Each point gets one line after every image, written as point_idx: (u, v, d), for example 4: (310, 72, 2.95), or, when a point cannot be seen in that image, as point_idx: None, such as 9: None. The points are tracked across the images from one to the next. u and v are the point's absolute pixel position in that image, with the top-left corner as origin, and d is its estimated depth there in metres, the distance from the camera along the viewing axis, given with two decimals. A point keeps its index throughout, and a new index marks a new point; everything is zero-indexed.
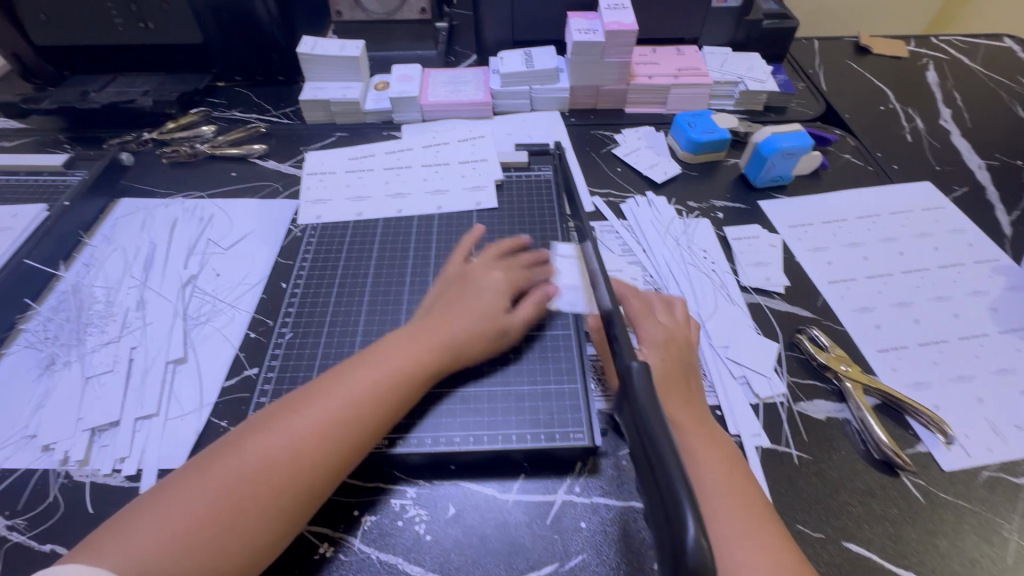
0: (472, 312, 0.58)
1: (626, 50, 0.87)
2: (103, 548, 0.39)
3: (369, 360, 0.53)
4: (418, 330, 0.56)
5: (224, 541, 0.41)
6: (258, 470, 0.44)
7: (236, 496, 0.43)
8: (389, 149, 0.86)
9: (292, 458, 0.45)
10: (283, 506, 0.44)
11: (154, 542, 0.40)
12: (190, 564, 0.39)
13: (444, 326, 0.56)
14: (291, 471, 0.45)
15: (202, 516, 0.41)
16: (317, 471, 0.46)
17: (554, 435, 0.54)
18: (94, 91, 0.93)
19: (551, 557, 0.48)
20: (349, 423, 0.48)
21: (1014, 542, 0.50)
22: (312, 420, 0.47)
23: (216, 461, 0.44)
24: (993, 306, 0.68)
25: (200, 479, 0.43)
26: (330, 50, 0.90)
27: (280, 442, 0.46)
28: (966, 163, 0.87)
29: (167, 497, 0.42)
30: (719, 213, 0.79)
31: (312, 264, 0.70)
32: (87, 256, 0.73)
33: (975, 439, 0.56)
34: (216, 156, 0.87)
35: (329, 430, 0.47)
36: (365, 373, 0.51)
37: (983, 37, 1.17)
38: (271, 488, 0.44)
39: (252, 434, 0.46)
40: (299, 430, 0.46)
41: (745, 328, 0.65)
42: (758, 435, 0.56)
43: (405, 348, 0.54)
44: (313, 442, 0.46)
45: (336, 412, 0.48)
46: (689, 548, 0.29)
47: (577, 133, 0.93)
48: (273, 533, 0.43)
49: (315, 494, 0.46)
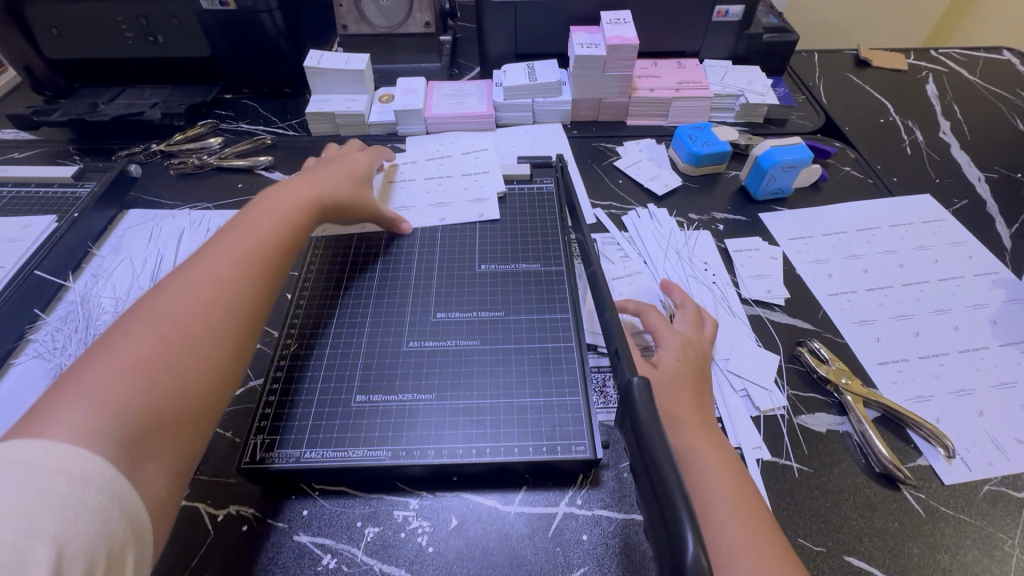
0: (325, 187, 0.66)
1: (627, 64, 0.88)
2: (47, 417, 0.35)
3: (260, 215, 0.58)
4: (289, 189, 0.63)
5: (187, 362, 0.42)
6: (202, 300, 0.46)
7: (187, 331, 0.44)
8: (392, 161, 0.87)
9: (227, 284, 0.49)
10: (231, 329, 0.47)
11: (105, 398, 0.37)
12: (156, 394, 0.39)
13: (314, 183, 0.65)
14: (227, 292, 0.48)
15: (156, 347, 0.41)
16: (253, 272, 0.51)
17: (556, 448, 0.54)
18: (104, 104, 0.95)
19: (552, 570, 0.49)
20: (268, 254, 0.54)
21: (1016, 557, 0.50)
22: (235, 253, 0.52)
23: (148, 313, 0.44)
24: (993, 319, 0.68)
25: (139, 328, 0.42)
26: (336, 64, 0.91)
27: (211, 279, 0.48)
28: (966, 176, 0.88)
29: (90, 370, 0.39)
30: (720, 225, 0.80)
31: (316, 273, 0.70)
32: (95, 267, 0.74)
33: (976, 453, 0.56)
34: (223, 168, 0.89)
35: (256, 248, 0.53)
36: (268, 219, 0.57)
37: (982, 50, 1.18)
38: (217, 313, 0.46)
39: (173, 284, 0.47)
40: (224, 263, 0.50)
41: (746, 341, 0.65)
42: (759, 447, 0.56)
43: (286, 197, 0.61)
44: (241, 266, 0.51)
45: (243, 256, 0.52)
46: (689, 563, 0.29)
47: (578, 145, 0.94)
48: (227, 359, 0.46)
49: (254, 305, 0.50)
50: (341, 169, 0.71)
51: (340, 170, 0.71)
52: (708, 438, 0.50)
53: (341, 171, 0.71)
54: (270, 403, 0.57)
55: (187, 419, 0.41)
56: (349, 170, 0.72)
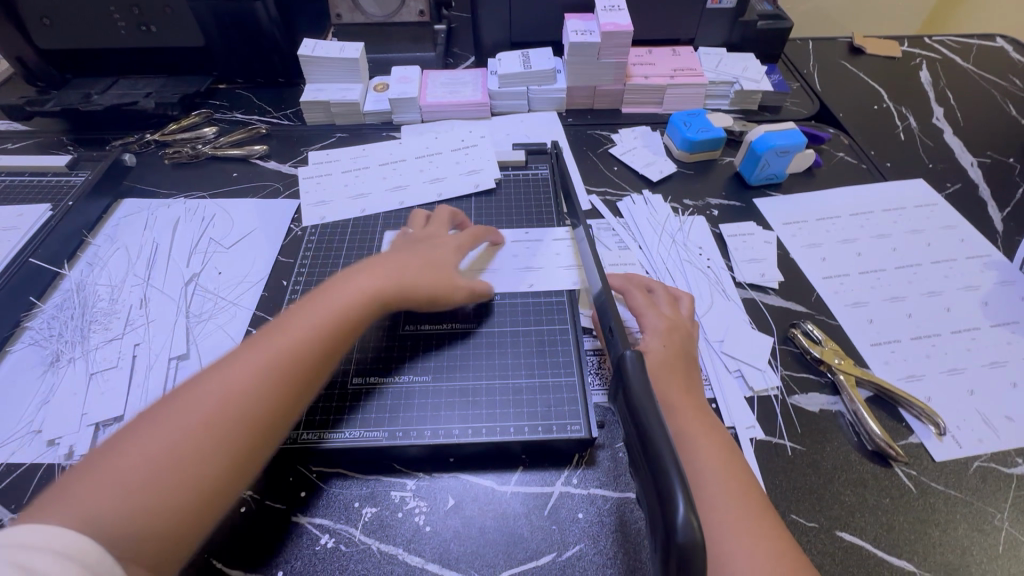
0: (399, 269, 0.58)
1: (622, 51, 0.88)
2: (66, 497, 0.35)
3: (320, 296, 0.53)
4: (362, 269, 0.57)
5: (190, 473, 0.39)
6: (226, 400, 0.43)
7: (201, 435, 0.41)
8: (386, 148, 0.86)
9: (256, 386, 0.44)
10: (249, 438, 0.43)
11: (120, 485, 0.37)
12: (173, 487, 0.38)
13: (390, 264, 0.58)
14: (279, 376, 0.46)
15: (163, 456, 0.39)
16: (293, 371, 0.46)
17: (552, 427, 0.55)
18: (97, 94, 0.94)
19: (548, 548, 0.49)
20: (308, 348, 0.48)
21: (1005, 531, 0.51)
22: (277, 345, 0.47)
23: (172, 407, 0.42)
24: (984, 301, 0.68)
25: (158, 425, 0.41)
26: (331, 52, 0.91)
27: (241, 376, 0.44)
28: (959, 161, 0.89)
29: (125, 446, 0.39)
30: (714, 210, 0.80)
31: (312, 263, 0.71)
32: (90, 255, 0.74)
33: (967, 430, 0.57)
34: (218, 157, 0.89)
35: (296, 343, 0.48)
36: (320, 303, 0.52)
37: (976, 37, 1.18)
38: (239, 420, 0.43)
39: (207, 375, 0.45)
40: (261, 357, 0.46)
41: (740, 323, 0.66)
42: (753, 427, 0.57)
43: (354, 278, 0.56)
44: (299, 343, 0.48)
45: (308, 333, 0.49)
46: (679, 527, 0.30)
47: (574, 133, 0.94)
48: (239, 468, 0.42)
49: (282, 412, 0.45)
50: (434, 241, 0.64)
51: (442, 246, 0.64)
52: (699, 418, 0.51)
53: (434, 243, 0.64)
54: None
55: (207, 505, 0.39)
56: (439, 241, 0.65)
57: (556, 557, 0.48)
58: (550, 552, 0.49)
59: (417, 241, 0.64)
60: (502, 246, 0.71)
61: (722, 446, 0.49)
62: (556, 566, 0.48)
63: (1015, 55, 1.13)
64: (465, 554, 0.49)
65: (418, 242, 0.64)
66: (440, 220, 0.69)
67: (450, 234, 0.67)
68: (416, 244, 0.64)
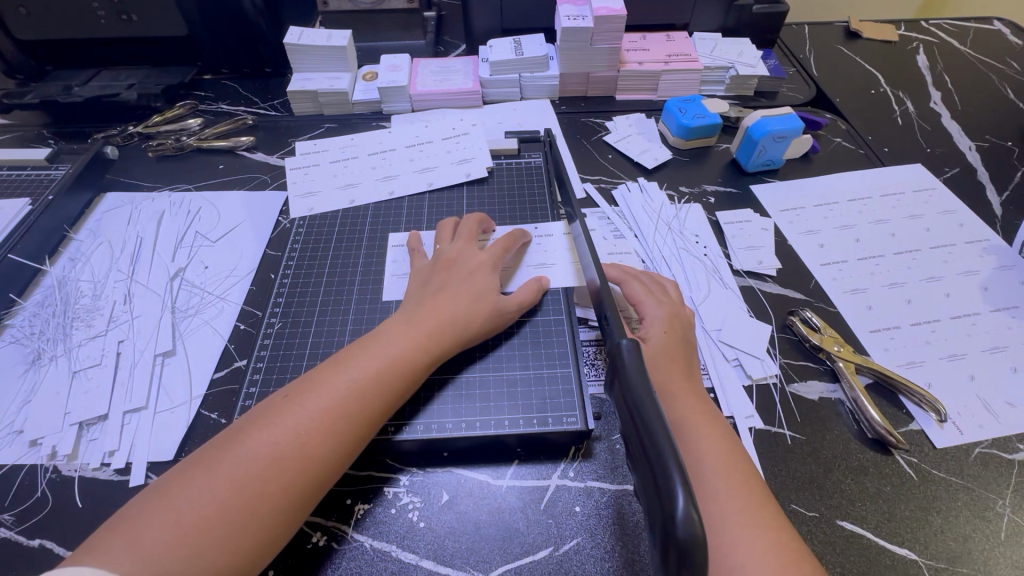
0: (444, 310, 0.56)
1: (615, 36, 0.86)
2: (118, 540, 0.39)
3: (371, 348, 0.52)
4: (413, 316, 0.56)
5: (232, 537, 0.41)
6: (271, 464, 0.44)
7: (246, 498, 0.42)
8: (375, 138, 0.84)
9: (301, 452, 0.45)
10: (289, 504, 0.44)
11: (161, 541, 0.39)
12: (210, 550, 0.40)
13: (437, 310, 0.56)
14: (319, 439, 0.46)
15: (208, 517, 0.41)
16: (334, 437, 0.46)
17: (547, 420, 0.54)
18: (77, 86, 0.92)
19: (545, 542, 0.48)
20: (353, 415, 0.48)
21: (1006, 517, 0.50)
22: (323, 408, 0.47)
23: (220, 462, 0.44)
24: (984, 286, 0.68)
25: (207, 479, 0.42)
26: (318, 41, 0.89)
27: (289, 437, 0.45)
28: (957, 145, 0.88)
29: (172, 497, 0.42)
30: (710, 198, 0.79)
31: (300, 255, 0.70)
32: (73, 250, 0.72)
33: (968, 417, 0.56)
34: (203, 150, 0.86)
35: (342, 408, 0.47)
36: (371, 359, 0.51)
37: (973, 20, 1.17)
38: (281, 485, 0.43)
39: (257, 430, 0.46)
40: (306, 420, 0.46)
41: (737, 311, 0.65)
42: (752, 416, 0.56)
43: (405, 330, 0.54)
44: (343, 406, 0.48)
45: (354, 390, 0.49)
46: (679, 519, 0.29)
47: (567, 121, 0.92)
48: (277, 531, 0.43)
49: (324, 478, 0.46)
50: (469, 265, 0.61)
51: (480, 270, 0.60)
52: (699, 407, 0.50)
53: (470, 267, 0.61)
54: (255, 382, 0.57)
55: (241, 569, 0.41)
56: (472, 262, 0.61)
57: (554, 552, 0.48)
58: (547, 546, 0.48)
59: (451, 266, 0.61)
60: (532, 244, 0.69)
61: (722, 435, 0.48)
62: (553, 560, 0.47)
63: (1012, 38, 1.12)
64: (461, 550, 0.48)
65: (451, 268, 0.60)
66: (466, 233, 0.65)
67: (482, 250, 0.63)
68: (448, 271, 0.60)
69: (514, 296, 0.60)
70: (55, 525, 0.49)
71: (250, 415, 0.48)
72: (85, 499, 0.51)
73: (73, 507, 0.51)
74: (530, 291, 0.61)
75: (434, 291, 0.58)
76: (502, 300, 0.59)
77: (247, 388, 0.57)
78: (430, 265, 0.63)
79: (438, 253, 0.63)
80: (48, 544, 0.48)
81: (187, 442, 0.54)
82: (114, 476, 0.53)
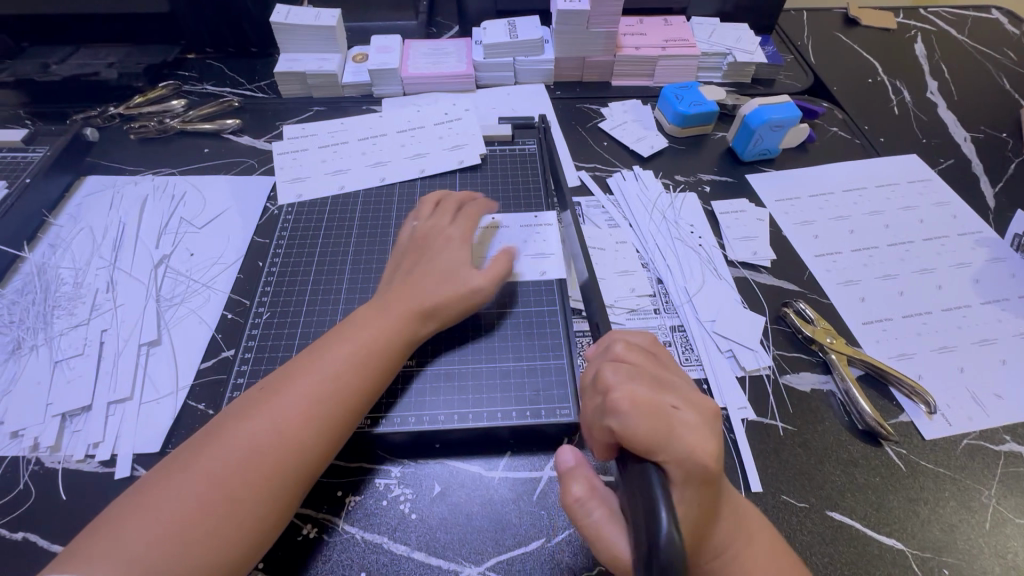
0: (409, 293, 0.55)
1: (611, 20, 0.84)
2: (100, 544, 0.38)
3: (344, 335, 0.52)
4: (385, 301, 0.55)
5: (219, 531, 0.40)
6: (247, 458, 0.43)
7: (226, 491, 0.41)
8: (365, 122, 0.82)
9: (279, 443, 0.44)
10: (274, 495, 0.43)
11: (144, 543, 0.39)
12: (196, 547, 0.39)
13: (404, 290, 0.55)
14: (296, 430, 0.45)
15: (191, 513, 0.40)
16: (310, 426, 0.45)
17: (540, 412, 0.53)
18: (55, 63, 0.88)
19: (538, 533, 0.48)
20: (330, 401, 0.47)
21: (991, 508, 0.51)
22: (299, 395, 0.46)
23: (196, 459, 0.43)
24: (976, 278, 0.68)
25: (186, 476, 0.42)
26: (306, 19, 0.86)
27: (263, 430, 0.44)
28: (952, 136, 0.87)
29: (150, 498, 0.41)
30: (706, 186, 0.78)
31: (289, 241, 0.68)
32: (52, 236, 0.70)
33: (957, 409, 0.57)
34: (188, 132, 0.84)
35: (317, 395, 0.47)
36: (343, 346, 0.50)
37: (971, 9, 1.16)
38: (262, 475, 0.43)
39: (232, 424, 0.45)
40: (283, 409, 0.45)
41: (732, 301, 0.65)
42: (744, 407, 0.56)
43: (377, 316, 0.53)
44: (316, 396, 0.47)
45: (326, 379, 0.48)
46: (660, 538, 0.31)
47: (562, 106, 0.90)
48: (265, 523, 0.42)
49: (309, 468, 0.45)
50: (439, 244, 0.60)
51: (450, 247, 0.59)
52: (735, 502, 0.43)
53: (440, 246, 0.59)
54: (243, 373, 0.56)
55: (231, 564, 0.40)
56: (444, 237, 0.60)
57: (546, 543, 0.48)
58: (540, 537, 0.48)
59: (423, 246, 0.60)
60: (512, 232, 0.67)
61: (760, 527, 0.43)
62: (545, 551, 0.47)
63: (1010, 28, 1.11)
64: (453, 541, 0.48)
65: (422, 248, 0.60)
66: (455, 216, 0.63)
67: (454, 227, 0.62)
68: (419, 252, 0.60)
69: (481, 270, 0.58)
70: (39, 518, 0.49)
71: (226, 410, 0.47)
72: (70, 492, 0.50)
73: (57, 499, 0.50)
74: (503, 264, 0.59)
75: (404, 273, 0.58)
76: (472, 275, 0.57)
77: (235, 378, 0.55)
78: (407, 243, 0.62)
79: (414, 231, 0.63)
80: (32, 538, 0.47)
81: (175, 434, 0.54)
82: (99, 468, 0.52)
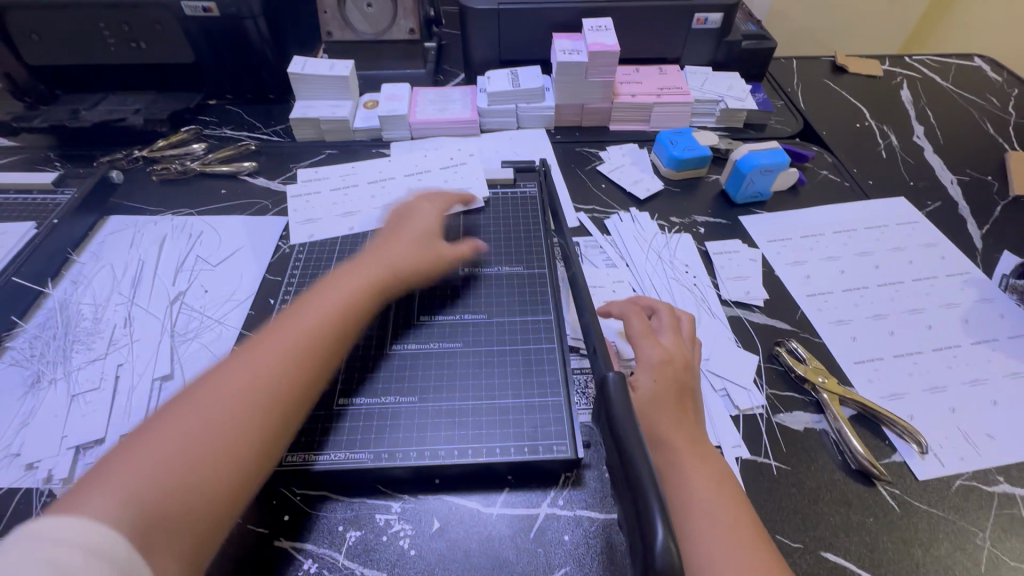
0: (389, 261, 0.62)
1: (609, 70, 0.89)
2: (85, 491, 0.36)
3: (317, 299, 0.55)
4: (357, 270, 0.60)
5: (217, 467, 0.41)
6: (238, 398, 0.45)
7: (222, 430, 0.43)
8: (375, 166, 0.87)
9: (267, 387, 0.46)
10: (267, 433, 0.45)
11: (142, 480, 0.38)
12: (197, 484, 0.39)
13: (379, 257, 0.63)
14: (279, 376, 0.47)
15: (188, 453, 0.40)
16: (294, 370, 0.48)
17: (537, 448, 0.55)
18: (84, 110, 0.94)
19: (533, 571, 0.49)
20: (309, 349, 0.50)
21: (986, 550, 0.51)
22: (278, 348, 0.49)
23: (183, 408, 0.43)
24: (965, 318, 0.70)
25: (176, 421, 0.42)
26: (321, 70, 0.91)
27: (246, 377, 0.46)
28: (939, 179, 0.90)
29: (138, 445, 0.40)
30: (700, 228, 0.81)
31: (300, 279, 0.71)
32: (75, 273, 0.74)
33: (950, 449, 0.57)
34: (206, 174, 0.88)
35: (300, 344, 0.50)
36: (317, 306, 0.54)
37: (955, 57, 1.21)
38: (253, 414, 0.45)
39: (213, 377, 0.46)
40: (265, 357, 0.48)
41: (725, 341, 0.66)
42: (738, 446, 0.57)
43: (348, 282, 0.58)
44: (296, 349, 0.50)
45: (303, 331, 0.51)
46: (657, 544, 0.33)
47: (562, 150, 0.95)
48: (259, 457, 0.44)
49: (294, 412, 0.48)
50: (402, 234, 0.67)
51: (410, 237, 0.67)
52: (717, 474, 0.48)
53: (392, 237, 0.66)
54: None
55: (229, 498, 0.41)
56: (394, 235, 0.67)
57: None
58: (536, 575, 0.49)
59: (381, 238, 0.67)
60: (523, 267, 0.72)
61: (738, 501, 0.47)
62: None
63: (993, 75, 1.16)
64: None
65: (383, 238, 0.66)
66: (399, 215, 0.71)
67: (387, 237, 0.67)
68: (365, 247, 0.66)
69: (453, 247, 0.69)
70: None
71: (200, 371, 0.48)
72: None
73: None
74: (470, 245, 0.71)
75: (370, 250, 0.65)
76: (439, 246, 0.68)
77: None
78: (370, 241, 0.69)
79: (392, 220, 0.72)
80: None
81: None
82: None
